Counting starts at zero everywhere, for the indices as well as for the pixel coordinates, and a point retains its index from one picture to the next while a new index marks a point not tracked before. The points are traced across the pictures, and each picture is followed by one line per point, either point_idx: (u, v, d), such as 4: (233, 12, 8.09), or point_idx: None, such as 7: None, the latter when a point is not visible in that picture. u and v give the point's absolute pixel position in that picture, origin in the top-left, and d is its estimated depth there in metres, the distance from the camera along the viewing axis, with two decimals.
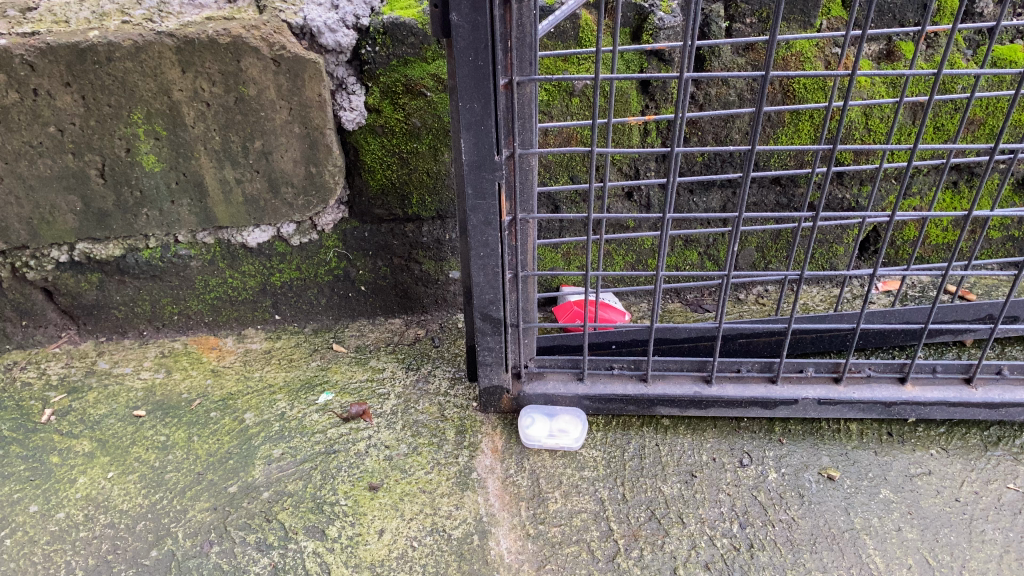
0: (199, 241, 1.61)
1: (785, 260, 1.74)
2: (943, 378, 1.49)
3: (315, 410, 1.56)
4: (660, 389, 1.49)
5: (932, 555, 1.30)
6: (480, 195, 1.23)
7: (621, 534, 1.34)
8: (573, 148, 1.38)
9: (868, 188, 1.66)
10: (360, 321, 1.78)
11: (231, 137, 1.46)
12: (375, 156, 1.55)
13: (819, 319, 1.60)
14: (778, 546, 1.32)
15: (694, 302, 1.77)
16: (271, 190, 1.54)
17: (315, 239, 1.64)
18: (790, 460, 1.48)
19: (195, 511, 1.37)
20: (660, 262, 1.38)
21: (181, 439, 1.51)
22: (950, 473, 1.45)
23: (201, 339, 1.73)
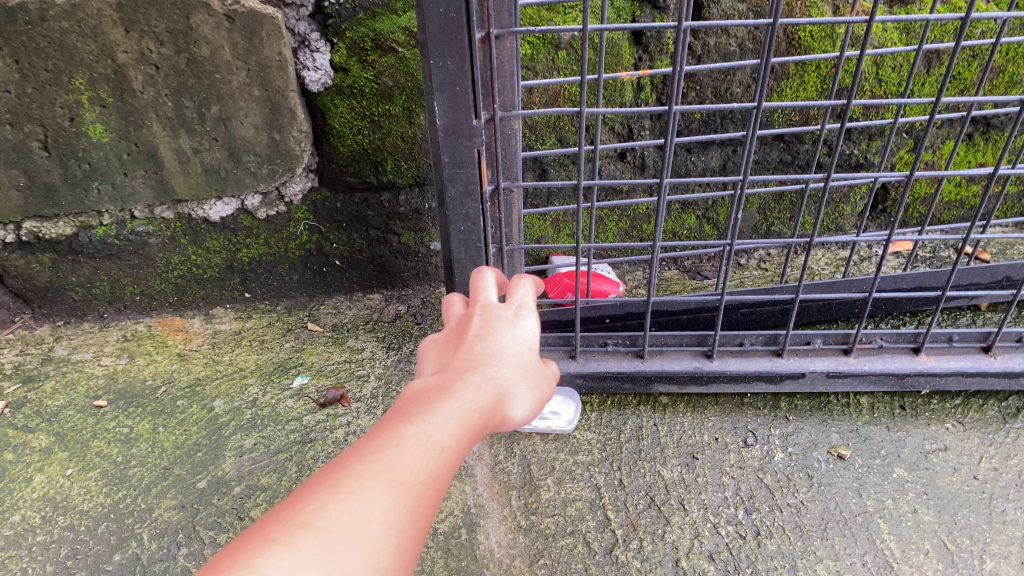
0: (158, 216, 1.49)
1: (789, 222, 1.63)
2: (960, 348, 1.40)
3: (289, 395, 1.46)
4: (658, 366, 1.39)
5: (950, 539, 1.22)
6: (458, 163, 1.12)
7: (618, 524, 1.25)
8: (561, 108, 1.26)
9: (877, 144, 1.55)
10: (337, 298, 1.67)
11: (184, 102, 1.33)
12: (344, 119, 1.43)
13: (826, 287, 1.50)
14: (786, 532, 1.24)
15: (692, 268, 1.66)
16: (232, 159, 1.42)
17: (283, 211, 1.53)
18: (798, 439, 1.39)
19: (161, 510, 1.27)
20: (657, 229, 1.28)
21: (146, 430, 1.41)
22: (968, 449, 1.36)
23: (166, 321, 1.62)
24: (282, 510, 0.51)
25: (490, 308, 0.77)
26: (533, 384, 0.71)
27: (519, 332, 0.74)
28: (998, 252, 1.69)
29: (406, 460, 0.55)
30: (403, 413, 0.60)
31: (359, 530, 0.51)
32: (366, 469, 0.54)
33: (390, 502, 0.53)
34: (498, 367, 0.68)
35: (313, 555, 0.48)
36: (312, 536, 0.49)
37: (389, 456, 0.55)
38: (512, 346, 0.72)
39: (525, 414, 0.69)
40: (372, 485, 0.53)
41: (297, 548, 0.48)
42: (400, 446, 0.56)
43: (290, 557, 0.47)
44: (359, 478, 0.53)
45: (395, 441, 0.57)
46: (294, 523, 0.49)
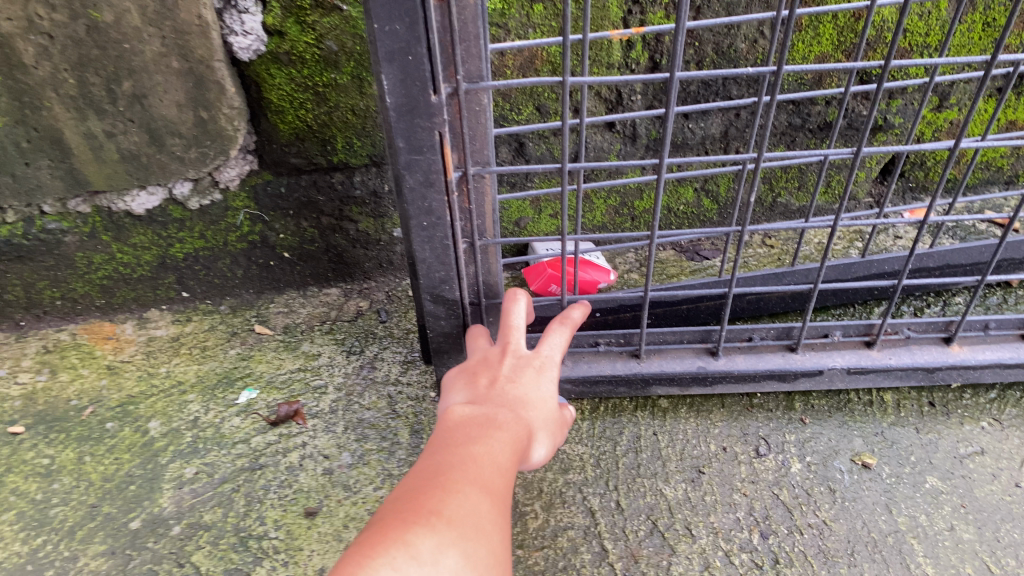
0: (72, 211, 1.28)
1: (797, 194, 1.45)
2: (996, 336, 1.24)
3: (235, 413, 1.27)
4: (657, 367, 1.22)
5: (995, 561, 1.07)
6: (416, 148, 0.92)
7: (617, 556, 1.09)
8: (539, 76, 1.05)
9: (898, 102, 1.37)
10: (288, 294, 1.49)
11: (89, 78, 1.11)
12: (283, 92, 1.22)
13: (843, 269, 1.32)
14: (809, 560, 1.08)
15: (689, 248, 1.48)
16: (154, 142, 1.21)
17: (219, 200, 1.32)
18: (815, 446, 1.23)
19: (87, 558, 1.08)
20: (658, 213, 1.13)
21: (69, 461, 1.22)
22: (1006, 451, 1.21)
23: (93, 327, 1.42)
24: (406, 517, 0.59)
25: (522, 355, 0.89)
26: (553, 431, 0.85)
27: (544, 384, 0.86)
28: None
29: (487, 471, 0.68)
30: (478, 432, 0.74)
31: (472, 539, 0.59)
32: (459, 480, 0.65)
33: (487, 500, 0.64)
34: (527, 411, 0.81)
35: (457, 543, 0.58)
36: (447, 527, 0.59)
37: (467, 460, 0.68)
38: (537, 394, 0.84)
39: (547, 454, 0.83)
40: (475, 492, 0.64)
41: (437, 532, 0.58)
42: (485, 457, 0.69)
43: (437, 546, 0.57)
44: (460, 486, 0.64)
45: (481, 450, 0.70)
46: (427, 513, 0.60)
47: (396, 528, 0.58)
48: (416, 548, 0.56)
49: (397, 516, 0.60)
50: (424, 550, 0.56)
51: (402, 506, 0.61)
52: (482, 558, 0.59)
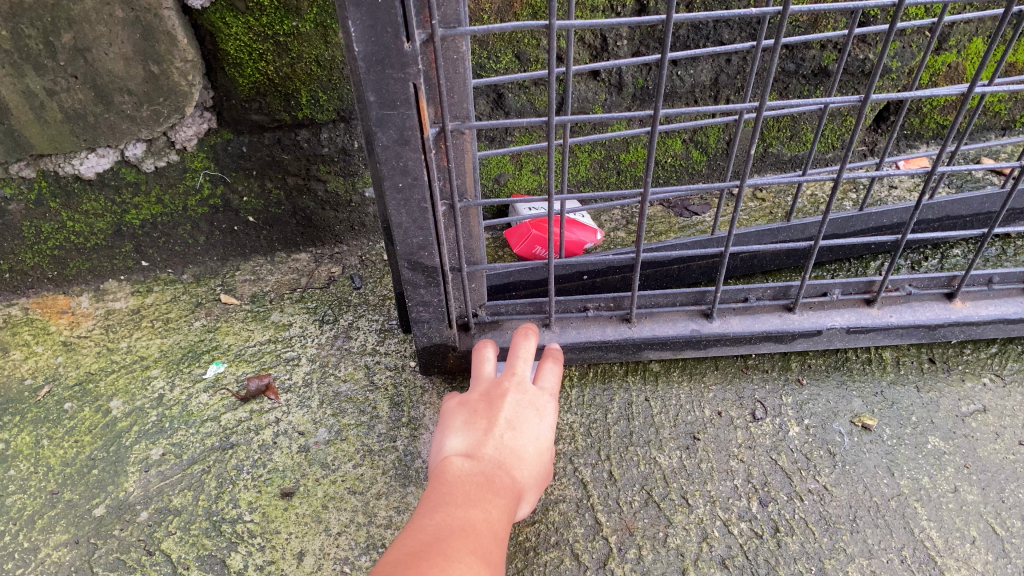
0: (15, 176, 1.18)
1: (789, 143, 1.39)
2: (1000, 291, 1.19)
3: (202, 389, 1.20)
4: (649, 331, 1.15)
5: (1000, 522, 1.04)
6: (389, 103, 0.83)
7: (611, 530, 1.04)
8: (521, 23, 0.96)
9: (897, 45, 1.30)
10: (255, 260, 1.40)
11: (24, 29, 1.01)
12: (241, 42, 1.12)
13: (841, 224, 1.26)
14: (810, 527, 1.04)
15: (678, 203, 1.41)
16: (101, 100, 1.11)
17: (176, 162, 1.23)
18: (813, 408, 1.19)
19: (48, 549, 1.01)
20: (651, 166, 1.07)
21: (26, 445, 1.14)
22: (1009, 409, 1.17)
23: (47, 301, 1.33)
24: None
25: (520, 399, 0.86)
26: (539, 488, 0.82)
27: (540, 434, 0.83)
28: None
29: (491, 536, 0.64)
30: (485, 495, 0.70)
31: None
32: (472, 547, 0.61)
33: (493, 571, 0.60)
34: (523, 466, 0.78)
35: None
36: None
37: (473, 525, 0.64)
38: (532, 444, 0.81)
39: (529, 511, 0.80)
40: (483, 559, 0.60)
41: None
42: (488, 522, 0.66)
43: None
44: (471, 552, 0.60)
45: (482, 514, 0.67)
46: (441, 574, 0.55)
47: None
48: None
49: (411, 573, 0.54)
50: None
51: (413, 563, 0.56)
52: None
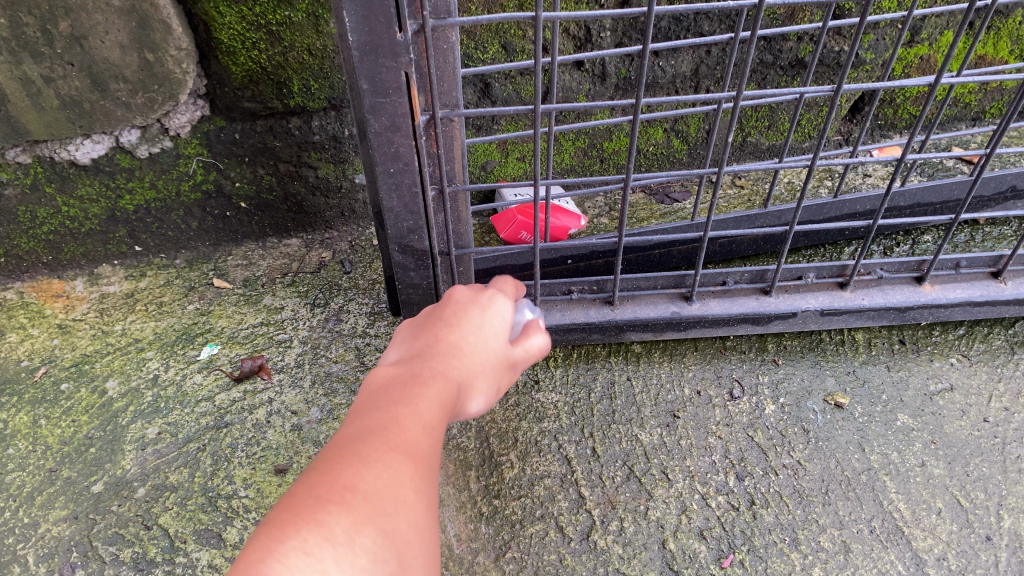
0: (11, 162, 1.20)
1: (767, 132, 1.43)
2: (968, 275, 1.23)
3: (197, 370, 1.23)
4: (630, 313, 1.19)
5: (963, 495, 1.09)
6: (380, 91, 0.87)
7: (594, 503, 1.08)
8: (508, 14, 1.00)
9: (871, 38, 1.34)
10: (247, 245, 1.43)
11: (22, 18, 1.04)
12: (233, 31, 1.15)
13: (816, 211, 1.30)
14: (784, 500, 1.09)
15: (660, 190, 1.46)
16: (96, 87, 1.14)
17: (169, 148, 1.25)
18: (789, 387, 1.23)
19: (48, 524, 1.05)
20: (634, 152, 1.11)
21: (24, 425, 1.17)
22: (975, 388, 1.22)
23: (41, 284, 1.35)
24: (343, 497, 0.52)
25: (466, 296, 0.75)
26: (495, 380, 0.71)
27: (493, 321, 0.73)
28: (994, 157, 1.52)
29: (425, 436, 0.59)
30: (425, 385, 0.62)
31: (403, 533, 0.53)
32: (403, 449, 0.57)
33: (427, 479, 0.57)
34: (464, 359, 0.67)
35: (392, 544, 0.52)
36: (382, 519, 0.52)
37: (405, 420, 0.58)
38: (479, 334, 0.70)
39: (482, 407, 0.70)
40: (413, 467, 0.56)
41: (357, 516, 0.51)
42: (427, 416, 0.60)
43: (372, 549, 0.50)
44: (400, 460, 0.56)
45: (421, 404, 0.60)
46: (360, 492, 0.53)
47: (324, 517, 0.50)
48: (349, 546, 0.50)
49: (328, 491, 0.52)
50: (358, 550, 0.50)
51: (331, 476, 0.53)
52: (412, 562, 0.53)
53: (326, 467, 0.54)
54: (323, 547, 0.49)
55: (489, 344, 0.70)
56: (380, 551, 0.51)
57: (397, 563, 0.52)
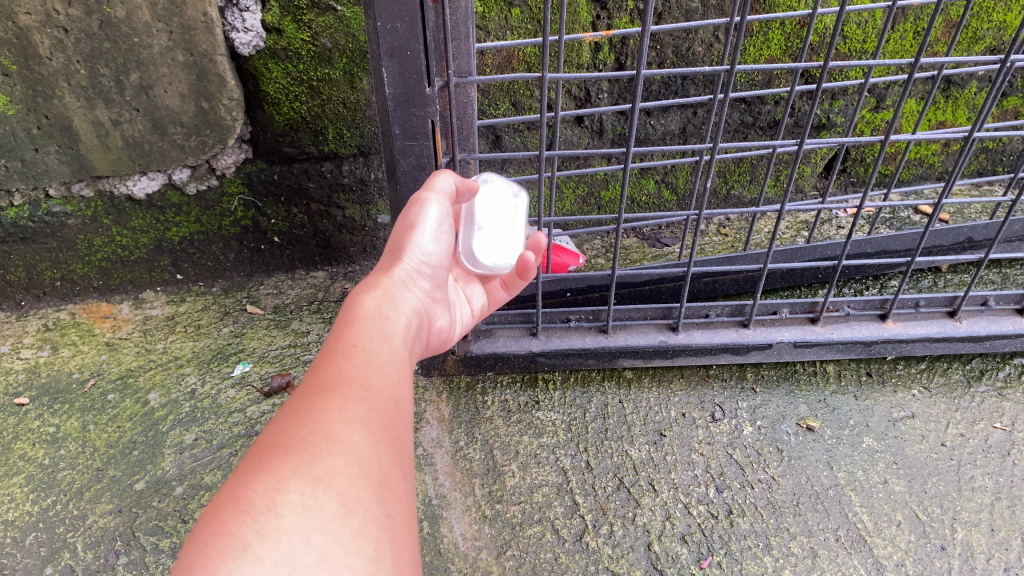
0: (75, 195, 1.37)
1: (749, 185, 1.58)
2: (926, 313, 1.37)
3: (230, 385, 1.36)
4: (622, 340, 1.34)
5: (921, 509, 1.20)
6: (410, 136, 1.02)
7: (587, 509, 1.20)
8: (516, 73, 1.16)
9: (840, 103, 1.51)
10: (277, 277, 1.59)
11: (100, 69, 1.21)
12: (279, 85, 1.33)
13: (790, 255, 1.45)
14: (759, 510, 1.20)
15: (651, 235, 1.61)
16: (156, 130, 1.31)
17: (215, 186, 1.43)
18: (765, 412, 1.36)
19: (95, 515, 1.16)
20: (624, 201, 1.25)
21: (74, 429, 1.29)
22: (934, 415, 1.35)
23: (91, 307, 1.50)
24: (266, 460, 0.54)
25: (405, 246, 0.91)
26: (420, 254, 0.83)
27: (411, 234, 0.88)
28: (956, 212, 1.68)
29: (346, 378, 0.63)
30: (342, 333, 0.68)
31: (340, 471, 0.55)
32: (323, 398, 0.60)
33: (360, 416, 0.60)
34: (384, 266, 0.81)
35: (328, 485, 0.53)
36: (311, 466, 0.54)
37: (324, 376, 0.63)
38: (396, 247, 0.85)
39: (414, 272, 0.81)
40: (338, 408, 0.59)
41: (280, 472, 0.53)
42: (348, 362, 0.65)
43: (304, 496, 0.52)
44: (323, 409, 0.59)
45: (337, 354, 0.65)
46: (283, 450, 0.55)
47: (247, 487, 0.52)
48: (278, 502, 0.51)
49: (253, 464, 0.54)
50: (286, 502, 0.51)
51: (256, 452, 0.56)
52: (362, 499, 0.54)
53: (253, 447, 0.57)
54: (244, 512, 0.50)
55: (405, 252, 0.82)
56: (313, 496, 0.52)
57: (342, 501, 0.53)
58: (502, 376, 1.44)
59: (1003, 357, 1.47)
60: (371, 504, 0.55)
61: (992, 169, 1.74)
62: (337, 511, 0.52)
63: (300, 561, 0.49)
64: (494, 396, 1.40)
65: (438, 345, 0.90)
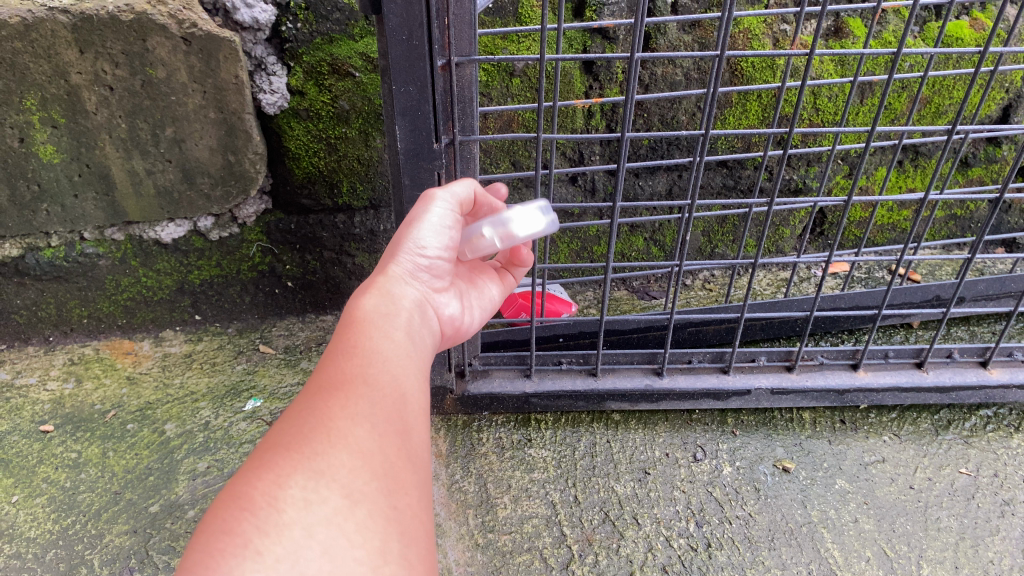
0: (108, 238, 1.56)
1: (731, 245, 1.76)
2: (895, 364, 1.48)
3: (242, 418, 1.45)
4: (610, 383, 1.44)
5: (890, 546, 1.25)
6: (418, 186, 1.14)
7: (574, 539, 1.26)
8: (514, 134, 1.28)
9: (815, 169, 1.71)
10: (288, 319, 1.75)
11: (139, 124, 1.41)
12: (300, 141, 1.54)
13: (767, 306, 1.58)
14: (736, 544, 1.25)
15: (641, 289, 1.75)
16: (185, 180, 1.50)
17: (236, 233, 1.63)
18: (744, 453, 1.45)
19: (112, 535, 1.20)
20: (611, 254, 1.37)
21: (95, 455, 1.37)
22: (904, 460, 1.43)
23: (114, 344, 1.65)
24: (269, 461, 0.57)
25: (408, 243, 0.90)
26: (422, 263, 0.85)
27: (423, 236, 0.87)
28: (928, 273, 1.80)
29: (349, 377, 0.65)
30: (346, 334, 0.71)
31: (342, 465, 0.58)
32: (327, 398, 0.63)
33: (363, 414, 0.63)
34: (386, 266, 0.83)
35: (330, 479, 0.56)
36: (313, 462, 0.57)
37: (327, 377, 0.66)
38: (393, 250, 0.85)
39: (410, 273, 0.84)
40: (340, 406, 0.62)
41: (281, 470, 0.56)
42: (351, 362, 0.67)
43: (305, 490, 0.55)
44: (326, 409, 0.62)
45: (341, 356, 0.68)
46: (285, 449, 0.58)
47: (250, 487, 0.55)
48: (280, 497, 0.54)
49: (257, 466, 0.57)
50: (287, 497, 0.54)
51: (261, 453, 0.59)
52: (367, 492, 0.57)
53: (259, 448, 0.59)
54: (246, 509, 0.53)
55: (401, 252, 0.84)
56: (315, 489, 0.55)
57: (346, 494, 0.56)
58: (497, 416, 1.53)
59: (969, 408, 1.56)
60: (377, 496, 0.58)
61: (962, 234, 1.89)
62: (341, 503, 0.55)
63: (302, 554, 0.51)
64: (489, 433, 1.48)
65: (453, 333, 0.93)
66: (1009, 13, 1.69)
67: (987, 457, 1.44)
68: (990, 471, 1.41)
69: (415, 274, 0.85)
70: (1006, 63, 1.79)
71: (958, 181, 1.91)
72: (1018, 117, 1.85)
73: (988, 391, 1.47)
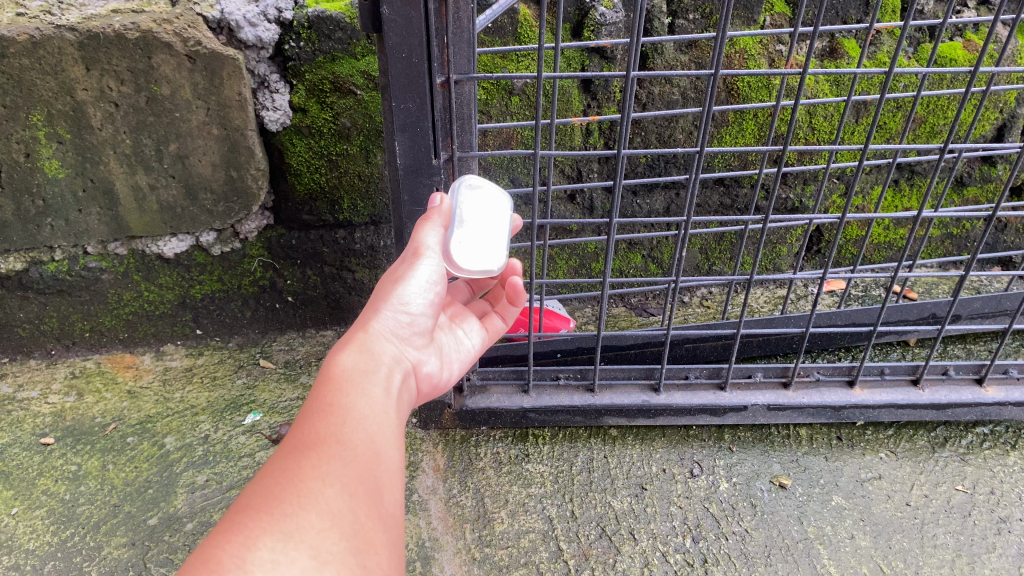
0: (111, 252, 1.58)
1: (728, 261, 1.80)
2: (891, 381, 1.49)
3: (241, 432, 1.45)
4: (607, 399, 1.45)
5: (886, 563, 1.25)
6: (417, 202, 1.15)
7: (571, 554, 1.26)
8: (513, 150, 1.28)
9: (811, 188, 1.74)
10: (288, 334, 1.78)
11: (144, 139, 1.43)
12: (302, 158, 1.56)
13: (764, 322, 1.60)
14: (732, 560, 1.25)
15: (639, 306, 1.78)
16: (188, 196, 1.53)
17: (237, 248, 1.65)
18: (741, 469, 1.45)
19: (111, 547, 1.20)
20: (608, 270, 1.37)
21: (95, 468, 1.37)
22: (900, 477, 1.44)
23: (116, 358, 1.67)
24: (237, 522, 0.56)
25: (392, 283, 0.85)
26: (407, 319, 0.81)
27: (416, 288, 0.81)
28: (924, 291, 1.83)
29: (322, 434, 0.63)
30: (324, 388, 0.68)
31: (311, 525, 0.56)
32: (298, 458, 0.61)
33: (336, 473, 0.61)
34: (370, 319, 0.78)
35: (299, 540, 0.55)
36: (282, 523, 0.56)
37: (300, 435, 0.64)
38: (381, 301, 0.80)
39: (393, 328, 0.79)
40: (312, 465, 0.60)
41: (250, 532, 0.55)
42: (326, 417, 0.65)
43: (273, 552, 0.53)
44: (297, 468, 0.60)
45: (316, 411, 0.66)
46: (254, 509, 0.57)
47: (217, 548, 0.54)
48: (247, 559, 0.53)
49: (225, 526, 0.56)
50: (255, 558, 0.53)
51: (232, 513, 0.57)
52: (336, 552, 0.56)
53: (229, 510, 0.58)
54: (213, 572, 0.52)
55: (389, 305, 0.79)
56: (283, 550, 0.54)
57: (314, 554, 0.55)
58: (495, 431, 1.53)
59: (965, 426, 1.57)
60: (346, 556, 0.56)
61: (958, 252, 1.92)
62: (309, 563, 0.54)
63: None
64: (487, 448, 1.49)
65: (433, 390, 0.89)
66: (1002, 34, 1.72)
67: (984, 474, 1.45)
68: (987, 488, 1.41)
69: (399, 330, 0.80)
70: (1000, 83, 1.82)
71: (954, 200, 1.94)
72: (1012, 137, 1.87)
73: (985, 408, 1.48)
